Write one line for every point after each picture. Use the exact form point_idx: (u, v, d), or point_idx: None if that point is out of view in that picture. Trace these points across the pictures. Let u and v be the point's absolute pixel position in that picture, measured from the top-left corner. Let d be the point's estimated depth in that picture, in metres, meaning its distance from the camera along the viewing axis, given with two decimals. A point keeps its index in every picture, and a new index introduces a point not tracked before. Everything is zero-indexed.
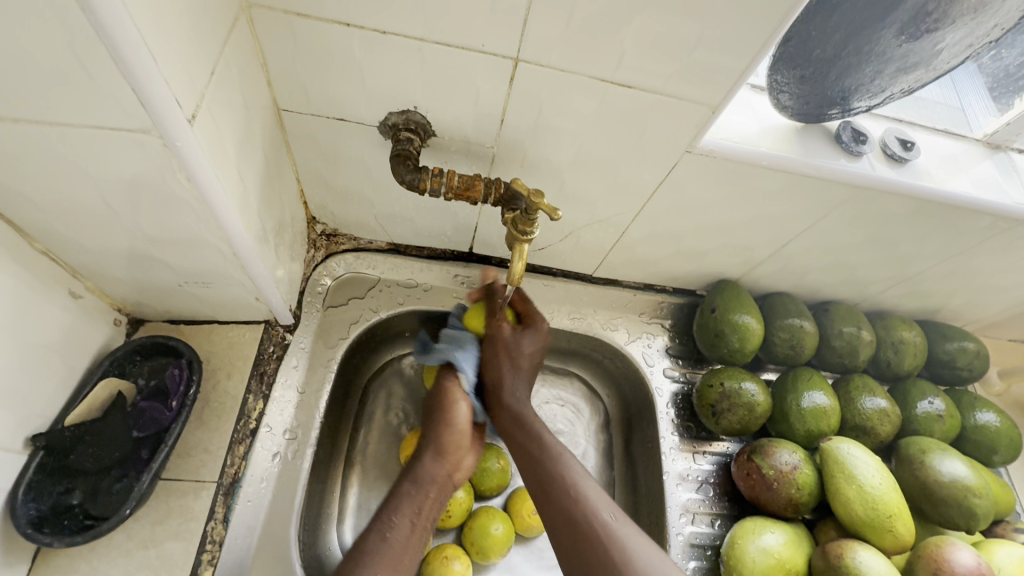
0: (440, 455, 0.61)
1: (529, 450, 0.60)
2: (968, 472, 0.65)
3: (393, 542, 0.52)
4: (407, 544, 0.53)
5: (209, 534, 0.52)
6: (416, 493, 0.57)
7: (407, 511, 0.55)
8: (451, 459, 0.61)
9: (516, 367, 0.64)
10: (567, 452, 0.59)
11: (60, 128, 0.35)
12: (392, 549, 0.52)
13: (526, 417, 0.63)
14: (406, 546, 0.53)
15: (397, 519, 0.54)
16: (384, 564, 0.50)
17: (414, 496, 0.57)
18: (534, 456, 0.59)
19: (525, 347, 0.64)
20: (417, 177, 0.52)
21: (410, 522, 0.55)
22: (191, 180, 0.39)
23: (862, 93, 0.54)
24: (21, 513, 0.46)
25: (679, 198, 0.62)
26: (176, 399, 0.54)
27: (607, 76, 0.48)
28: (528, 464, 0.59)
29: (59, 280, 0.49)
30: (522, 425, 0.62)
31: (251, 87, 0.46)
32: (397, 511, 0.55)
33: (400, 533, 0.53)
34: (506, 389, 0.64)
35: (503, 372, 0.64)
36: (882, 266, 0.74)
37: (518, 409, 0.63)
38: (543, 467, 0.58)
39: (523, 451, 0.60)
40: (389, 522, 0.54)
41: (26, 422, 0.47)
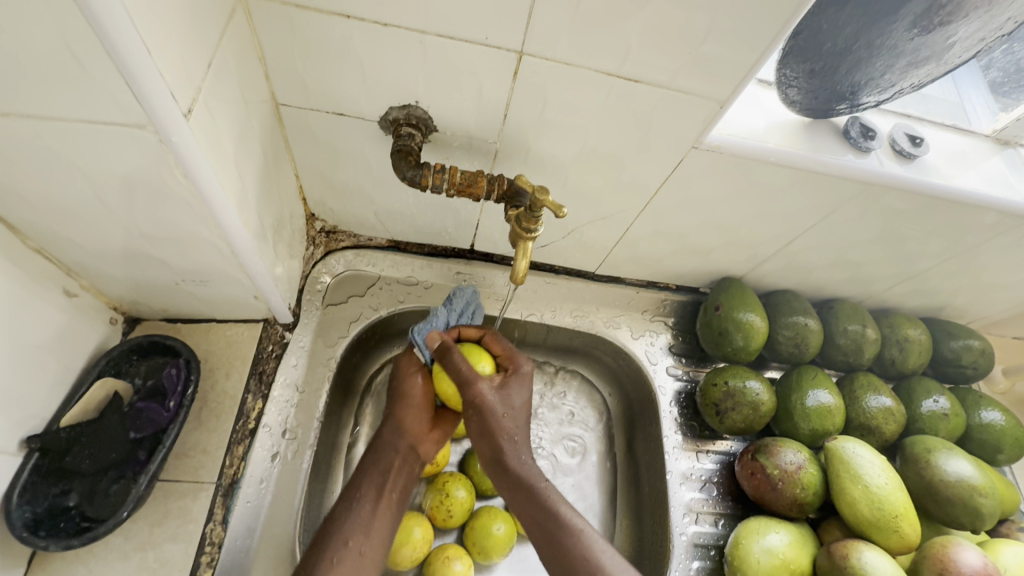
0: (399, 423, 0.61)
1: (540, 522, 0.53)
2: (973, 471, 0.65)
3: (360, 512, 0.55)
4: (375, 511, 0.56)
5: (209, 535, 0.52)
6: (379, 463, 0.59)
7: (370, 480, 0.57)
8: (413, 431, 0.62)
9: (509, 419, 0.57)
10: (584, 522, 0.53)
11: (51, 124, 0.34)
12: (362, 515, 0.55)
13: (530, 481, 0.56)
14: (372, 515, 0.55)
15: (362, 491, 0.56)
16: (351, 530, 0.53)
17: (378, 465, 0.59)
18: (545, 525, 0.53)
19: (518, 397, 0.58)
20: (419, 173, 0.51)
21: (375, 489, 0.57)
22: (188, 176, 0.38)
23: (872, 88, 0.53)
24: (16, 517, 0.45)
25: (684, 196, 0.61)
26: (174, 399, 0.54)
27: (613, 71, 0.47)
28: (539, 536, 0.53)
29: (54, 279, 0.48)
30: (530, 495, 0.55)
31: (248, 81, 0.45)
32: (363, 482, 0.57)
33: (365, 505, 0.55)
34: (512, 457, 0.57)
35: (500, 438, 0.56)
36: (887, 264, 0.73)
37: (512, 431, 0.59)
38: (558, 540, 0.52)
39: (531, 519, 0.54)
40: (355, 495, 0.56)
41: (21, 423, 0.47)
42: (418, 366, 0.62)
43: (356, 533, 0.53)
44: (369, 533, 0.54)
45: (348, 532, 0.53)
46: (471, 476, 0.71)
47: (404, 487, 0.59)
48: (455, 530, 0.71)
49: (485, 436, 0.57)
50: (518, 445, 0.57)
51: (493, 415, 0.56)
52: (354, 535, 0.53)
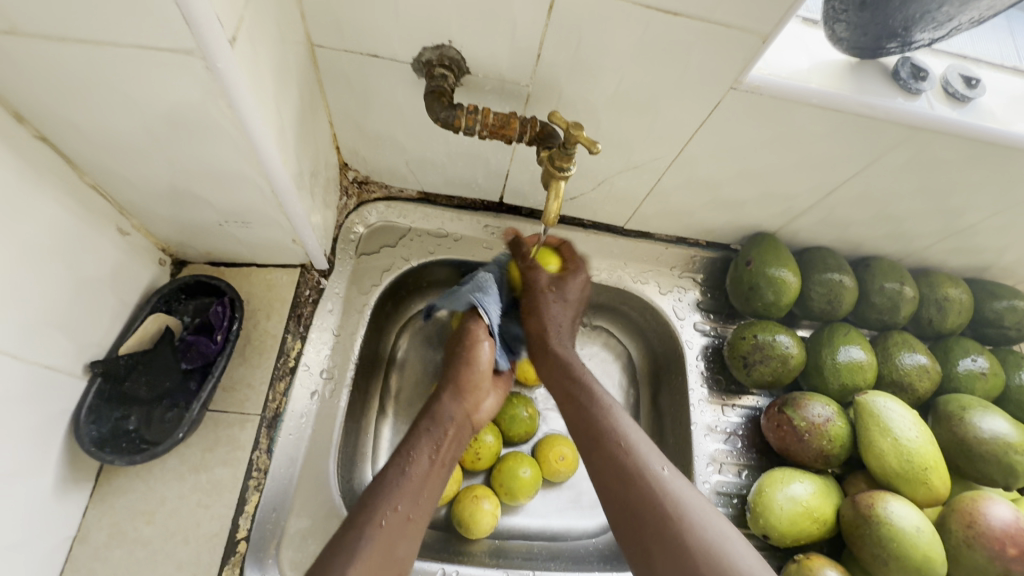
0: (458, 393, 0.61)
1: (591, 428, 0.54)
2: (1011, 429, 0.64)
3: (411, 478, 0.52)
4: (429, 474, 0.54)
5: (254, 463, 0.55)
6: (434, 431, 0.57)
7: (425, 448, 0.55)
8: (468, 400, 0.61)
9: (562, 312, 0.63)
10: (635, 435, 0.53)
11: (105, 50, 0.35)
12: (413, 481, 0.52)
13: (569, 373, 0.59)
14: (423, 481, 0.53)
15: (416, 455, 0.54)
16: (401, 496, 0.51)
17: (434, 433, 0.57)
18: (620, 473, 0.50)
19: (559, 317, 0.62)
20: (452, 113, 0.51)
21: (429, 455, 0.55)
22: (232, 108, 0.39)
23: (926, 22, 0.50)
24: (84, 433, 0.49)
25: (719, 142, 0.59)
26: (220, 334, 0.56)
27: (651, 3, 0.45)
28: (590, 443, 0.54)
29: (107, 216, 0.51)
30: (569, 372, 0.59)
31: (286, 20, 0.46)
32: (417, 447, 0.55)
33: (420, 467, 0.53)
34: (553, 339, 0.62)
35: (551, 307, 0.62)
36: (931, 218, 0.70)
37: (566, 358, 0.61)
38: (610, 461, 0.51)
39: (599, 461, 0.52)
40: (408, 457, 0.54)
41: (84, 350, 0.50)
42: (484, 332, 0.64)
43: (405, 498, 0.51)
44: (417, 501, 0.52)
45: (397, 499, 0.50)
46: (498, 423, 0.74)
47: (453, 454, 0.58)
48: (482, 473, 0.74)
49: (532, 316, 0.63)
50: (564, 336, 0.62)
51: (549, 304, 0.62)
52: (403, 502, 0.50)
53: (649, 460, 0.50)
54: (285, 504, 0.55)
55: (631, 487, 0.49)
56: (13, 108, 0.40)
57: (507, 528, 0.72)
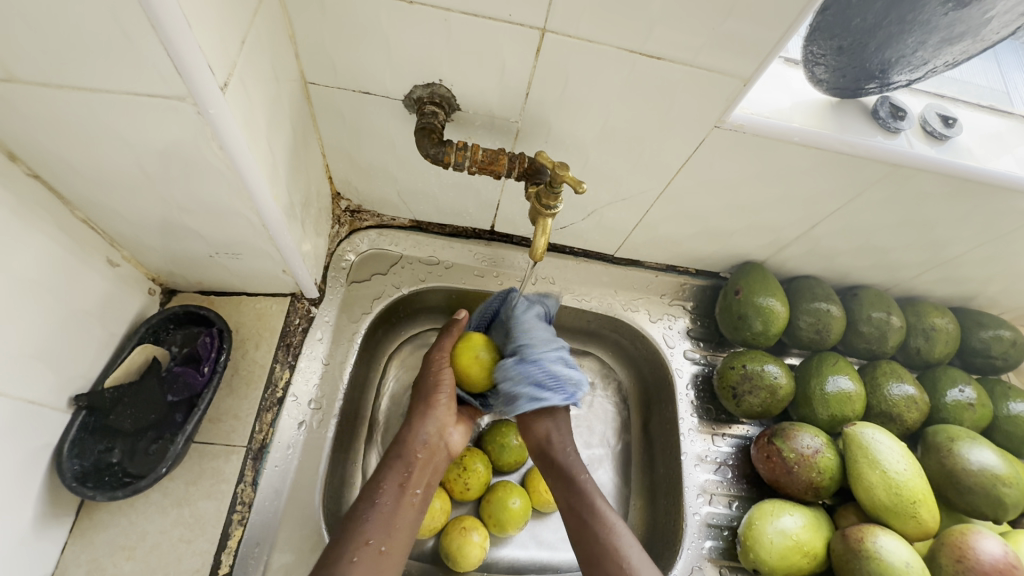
0: (430, 410, 0.62)
1: (579, 512, 0.60)
2: (998, 461, 0.64)
3: (382, 509, 0.54)
4: (398, 507, 0.55)
5: (238, 496, 0.55)
6: (405, 460, 0.58)
7: (394, 477, 0.57)
8: (441, 416, 0.62)
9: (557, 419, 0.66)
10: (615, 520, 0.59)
11: (98, 96, 0.36)
12: (383, 512, 0.54)
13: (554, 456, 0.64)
14: (394, 512, 0.55)
15: (386, 485, 0.56)
16: (373, 529, 0.52)
17: (402, 460, 0.59)
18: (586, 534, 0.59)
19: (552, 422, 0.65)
20: (442, 150, 0.52)
21: (397, 487, 0.56)
22: (224, 149, 0.40)
23: (902, 65, 0.52)
24: (66, 468, 0.49)
25: (705, 178, 0.61)
26: (208, 365, 0.56)
27: (635, 47, 0.47)
28: (573, 526, 0.60)
29: (97, 248, 0.51)
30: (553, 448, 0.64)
31: (279, 59, 0.47)
32: (387, 478, 0.56)
33: (388, 499, 0.55)
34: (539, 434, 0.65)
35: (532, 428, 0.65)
36: (915, 249, 0.71)
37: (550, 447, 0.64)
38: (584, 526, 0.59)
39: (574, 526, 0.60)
40: (377, 488, 0.56)
41: (69, 383, 0.50)
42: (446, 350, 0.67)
43: (375, 530, 0.52)
44: (390, 530, 0.53)
45: (369, 532, 0.52)
46: (488, 452, 0.73)
47: (426, 480, 0.59)
48: (471, 503, 0.73)
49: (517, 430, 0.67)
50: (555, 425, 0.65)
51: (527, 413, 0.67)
52: (375, 534, 0.52)
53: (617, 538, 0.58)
54: (268, 538, 0.54)
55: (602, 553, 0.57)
56: (7, 148, 0.41)
57: (496, 560, 0.71)
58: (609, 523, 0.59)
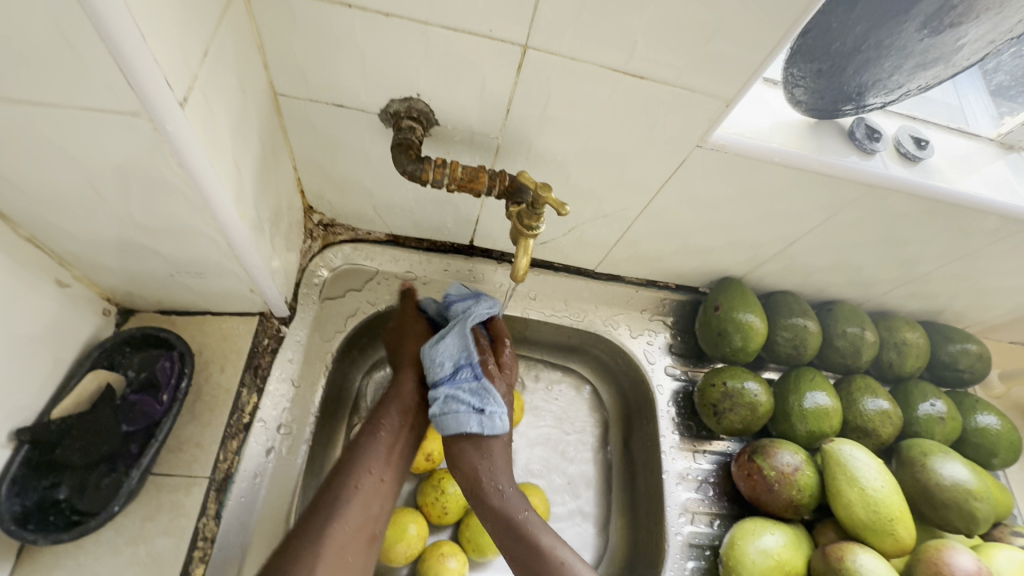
0: (420, 361, 0.62)
1: (518, 546, 0.54)
2: (969, 475, 0.65)
3: (382, 441, 0.56)
4: (395, 443, 0.57)
5: (200, 531, 0.51)
6: (401, 400, 0.60)
7: (392, 417, 0.58)
8: (430, 362, 0.63)
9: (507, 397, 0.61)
10: (557, 547, 0.53)
11: (42, 109, 0.33)
12: (383, 446, 0.56)
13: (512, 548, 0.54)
14: (393, 445, 0.56)
15: (384, 421, 0.57)
16: (375, 459, 0.54)
17: (400, 401, 0.60)
18: (522, 555, 0.53)
19: (473, 462, 0.56)
20: (420, 167, 0.50)
21: (396, 425, 0.58)
22: (184, 167, 0.38)
23: (878, 88, 0.52)
24: (5, 509, 0.45)
25: (685, 197, 0.61)
26: (167, 393, 0.53)
27: (618, 67, 0.46)
28: (514, 556, 0.54)
29: (44, 268, 0.47)
30: (513, 532, 0.54)
31: (246, 69, 0.44)
32: (385, 416, 0.58)
33: (387, 434, 0.57)
34: (487, 485, 0.56)
35: (477, 463, 0.56)
36: (888, 266, 0.73)
37: (500, 506, 0.55)
38: (534, 566, 0.52)
39: (514, 551, 0.54)
40: (377, 424, 0.57)
41: (12, 416, 0.46)
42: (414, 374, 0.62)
43: (378, 461, 0.54)
44: (389, 462, 0.55)
45: (370, 463, 0.54)
46: None
47: (423, 417, 0.61)
48: (450, 527, 0.71)
49: (462, 477, 0.57)
50: (496, 476, 0.56)
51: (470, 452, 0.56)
52: (377, 464, 0.54)
53: None
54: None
55: None
56: None
57: None
58: (548, 538, 0.54)
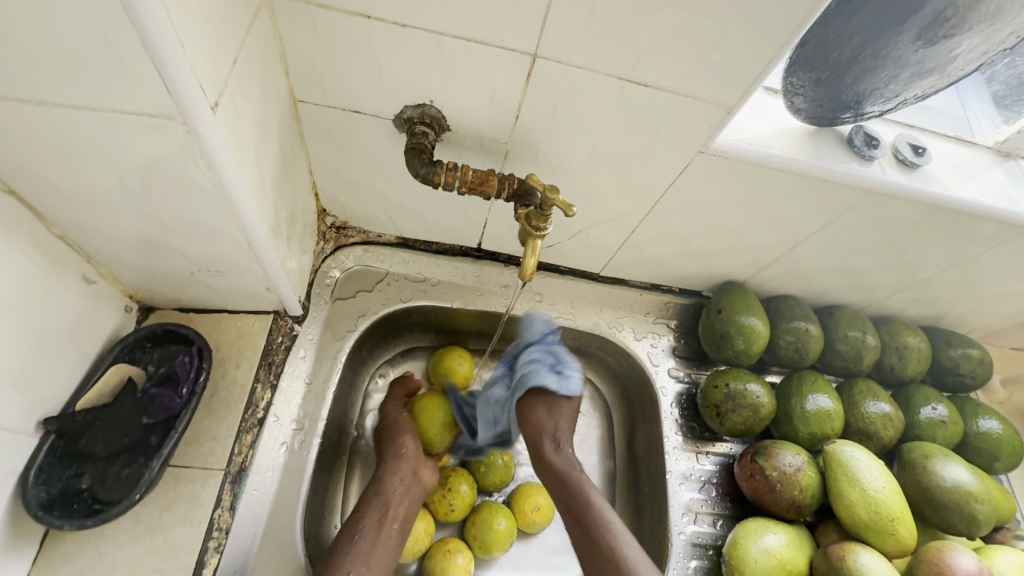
0: (400, 458, 0.64)
1: (579, 513, 0.61)
2: (970, 477, 0.66)
3: (361, 543, 0.57)
4: (376, 543, 0.58)
5: (215, 521, 0.53)
6: (382, 499, 0.61)
7: (371, 516, 0.59)
8: (409, 460, 0.64)
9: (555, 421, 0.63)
10: (612, 515, 0.61)
11: (83, 112, 0.35)
12: (362, 547, 0.57)
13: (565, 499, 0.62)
14: (373, 546, 0.57)
15: (364, 521, 0.59)
16: (354, 562, 0.55)
17: (380, 497, 0.61)
18: (583, 523, 0.61)
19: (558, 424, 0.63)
20: (431, 170, 0.52)
21: (376, 522, 0.59)
22: (212, 168, 0.40)
23: (876, 97, 0.54)
24: (32, 495, 0.46)
25: (688, 201, 0.62)
26: (186, 386, 0.55)
27: (624, 75, 0.48)
28: (575, 528, 0.62)
29: (73, 265, 0.49)
30: (567, 488, 0.62)
31: (269, 77, 0.47)
32: (364, 516, 0.59)
33: (367, 535, 0.58)
34: (549, 449, 0.63)
35: (542, 427, 0.63)
36: (888, 271, 0.74)
37: (563, 468, 0.63)
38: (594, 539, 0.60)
39: (574, 514, 0.61)
40: (357, 525, 0.59)
41: (38, 406, 0.48)
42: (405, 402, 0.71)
43: (356, 564, 0.55)
44: (370, 563, 0.56)
45: (349, 565, 0.55)
46: (474, 472, 0.72)
47: (406, 512, 0.62)
48: (455, 524, 0.72)
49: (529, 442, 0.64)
50: (559, 444, 0.63)
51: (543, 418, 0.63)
52: (356, 567, 0.55)
53: (630, 550, 0.59)
54: (245, 567, 0.52)
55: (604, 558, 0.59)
56: None
57: None
58: (607, 514, 0.61)
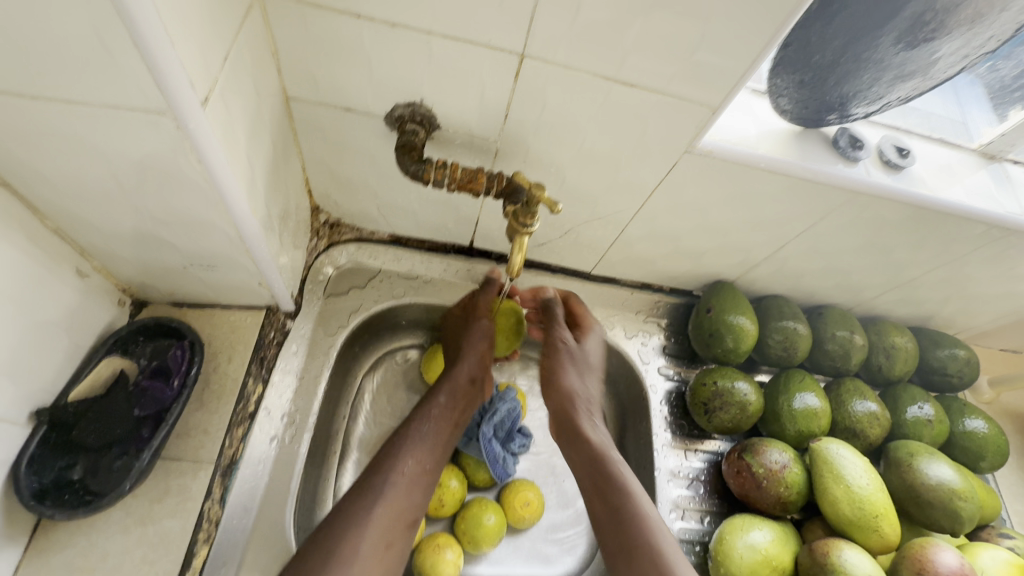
0: (475, 354, 0.67)
1: (606, 494, 0.60)
2: (954, 475, 0.67)
3: (428, 429, 0.62)
4: (439, 435, 0.62)
5: (206, 513, 0.53)
6: (451, 386, 0.66)
7: (438, 410, 0.64)
8: (481, 361, 0.68)
9: (586, 377, 0.70)
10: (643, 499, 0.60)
11: (75, 107, 0.36)
12: (428, 435, 0.61)
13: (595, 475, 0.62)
14: (436, 435, 0.62)
15: (429, 417, 0.63)
16: (416, 450, 0.59)
17: (449, 390, 0.65)
18: (613, 503, 0.60)
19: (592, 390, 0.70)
20: (421, 167, 0.54)
21: (439, 416, 0.63)
22: (202, 163, 0.40)
23: (860, 99, 0.55)
24: (23, 486, 0.47)
25: (677, 201, 0.63)
26: (178, 378, 0.56)
27: (610, 75, 0.49)
28: (602, 508, 0.60)
29: (66, 258, 0.50)
30: (602, 462, 0.63)
31: (262, 74, 0.47)
32: (433, 404, 0.64)
33: (430, 427, 0.62)
34: (581, 417, 0.67)
35: (572, 385, 0.69)
36: (875, 271, 0.75)
37: (600, 447, 0.64)
38: (624, 513, 0.58)
39: (602, 496, 0.61)
40: (422, 419, 0.62)
41: (30, 397, 0.49)
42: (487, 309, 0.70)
43: (416, 455, 0.59)
44: (432, 451, 0.61)
45: (415, 452, 0.59)
46: (464, 468, 0.73)
47: (464, 413, 0.66)
48: (445, 520, 0.72)
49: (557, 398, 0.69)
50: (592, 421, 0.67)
51: (571, 370, 0.70)
52: (421, 455, 0.59)
53: (658, 531, 0.57)
54: (235, 557, 0.53)
55: (626, 539, 0.57)
56: None
57: None
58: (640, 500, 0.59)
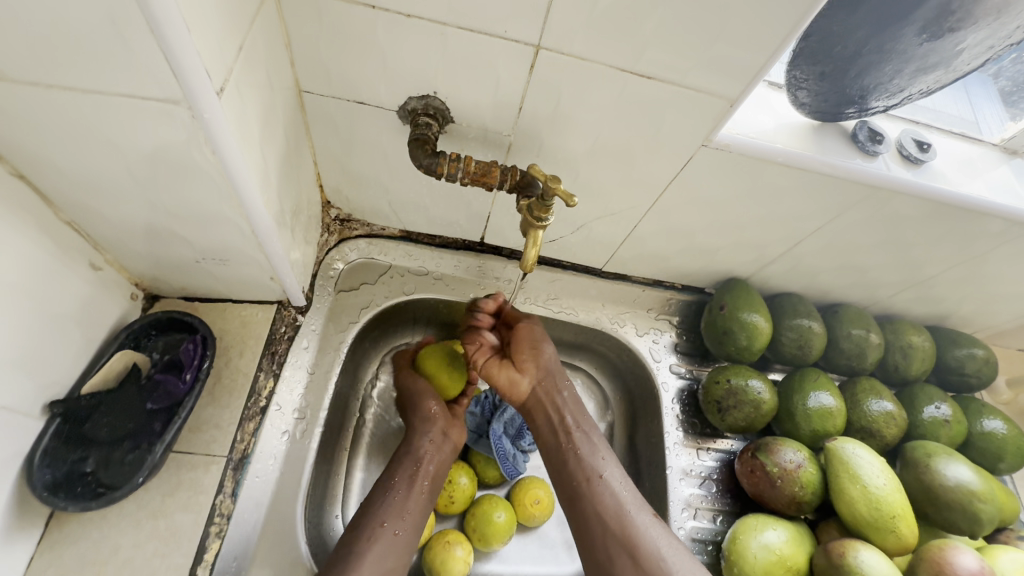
0: (427, 420, 0.66)
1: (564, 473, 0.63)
2: (973, 476, 0.65)
3: (394, 496, 0.61)
4: (409, 495, 0.61)
5: (217, 507, 0.53)
6: (411, 456, 0.64)
7: (405, 470, 0.63)
8: (439, 421, 0.67)
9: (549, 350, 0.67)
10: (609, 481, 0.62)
11: (91, 97, 0.36)
12: (396, 503, 0.60)
13: (578, 475, 0.62)
14: (406, 497, 0.61)
15: (396, 480, 0.62)
16: (386, 513, 0.59)
17: (411, 456, 0.64)
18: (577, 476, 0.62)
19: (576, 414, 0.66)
20: (435, 161, 0.52)
21: (406, 480, 0.62)
22: (217, 154, 0.40)
23: (880, 92, 0.54)
24: (37, 477, 0.47)
25: (692, 196, 0.62)
26: (189, 372, 0.56)
27: (626, 67, 0.48)
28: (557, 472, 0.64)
29: (80, 251, 0.50)
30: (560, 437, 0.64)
31: (275, 66, 0.47)
32: (394, 476, 0.63)
33: (398, 492, 0.61)
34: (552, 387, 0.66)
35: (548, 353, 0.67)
36: (892, 268, 0.74)
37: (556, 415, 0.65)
38: (584, 495, 0.61)
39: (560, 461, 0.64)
40: (390, 482, 0.62)
41: (44, 390, 0.49)
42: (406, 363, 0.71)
43: (389, 516, 0.59)
44: (403, 515, 0.59)
45: (383, 515, 0.58)
46: (474, 465, 0.73)
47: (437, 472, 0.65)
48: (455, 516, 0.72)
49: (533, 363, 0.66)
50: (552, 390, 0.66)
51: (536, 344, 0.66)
52: (390, 518, 0.59)
53: (645, 526, 0.59)
54: (246, 553, 0.52)
55: (605, 538, 0.59)
56: None
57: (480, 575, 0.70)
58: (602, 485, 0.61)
